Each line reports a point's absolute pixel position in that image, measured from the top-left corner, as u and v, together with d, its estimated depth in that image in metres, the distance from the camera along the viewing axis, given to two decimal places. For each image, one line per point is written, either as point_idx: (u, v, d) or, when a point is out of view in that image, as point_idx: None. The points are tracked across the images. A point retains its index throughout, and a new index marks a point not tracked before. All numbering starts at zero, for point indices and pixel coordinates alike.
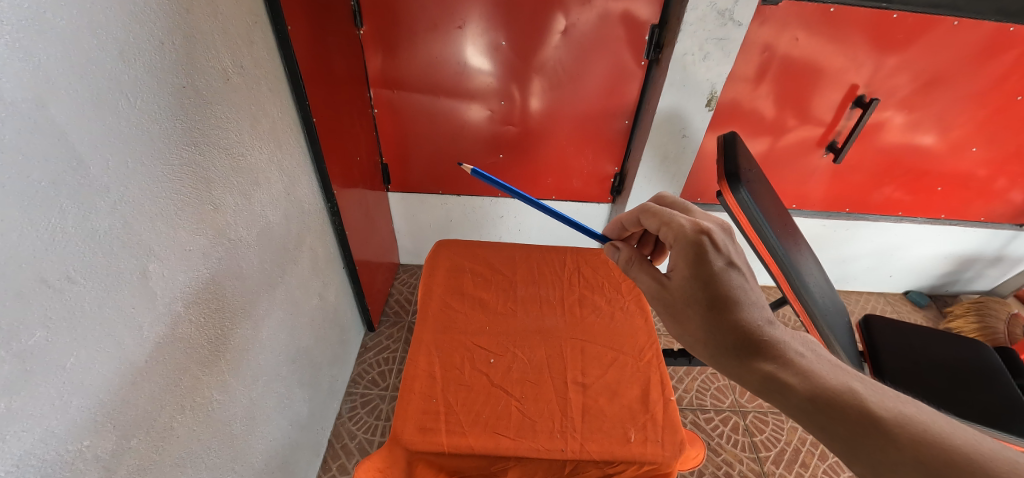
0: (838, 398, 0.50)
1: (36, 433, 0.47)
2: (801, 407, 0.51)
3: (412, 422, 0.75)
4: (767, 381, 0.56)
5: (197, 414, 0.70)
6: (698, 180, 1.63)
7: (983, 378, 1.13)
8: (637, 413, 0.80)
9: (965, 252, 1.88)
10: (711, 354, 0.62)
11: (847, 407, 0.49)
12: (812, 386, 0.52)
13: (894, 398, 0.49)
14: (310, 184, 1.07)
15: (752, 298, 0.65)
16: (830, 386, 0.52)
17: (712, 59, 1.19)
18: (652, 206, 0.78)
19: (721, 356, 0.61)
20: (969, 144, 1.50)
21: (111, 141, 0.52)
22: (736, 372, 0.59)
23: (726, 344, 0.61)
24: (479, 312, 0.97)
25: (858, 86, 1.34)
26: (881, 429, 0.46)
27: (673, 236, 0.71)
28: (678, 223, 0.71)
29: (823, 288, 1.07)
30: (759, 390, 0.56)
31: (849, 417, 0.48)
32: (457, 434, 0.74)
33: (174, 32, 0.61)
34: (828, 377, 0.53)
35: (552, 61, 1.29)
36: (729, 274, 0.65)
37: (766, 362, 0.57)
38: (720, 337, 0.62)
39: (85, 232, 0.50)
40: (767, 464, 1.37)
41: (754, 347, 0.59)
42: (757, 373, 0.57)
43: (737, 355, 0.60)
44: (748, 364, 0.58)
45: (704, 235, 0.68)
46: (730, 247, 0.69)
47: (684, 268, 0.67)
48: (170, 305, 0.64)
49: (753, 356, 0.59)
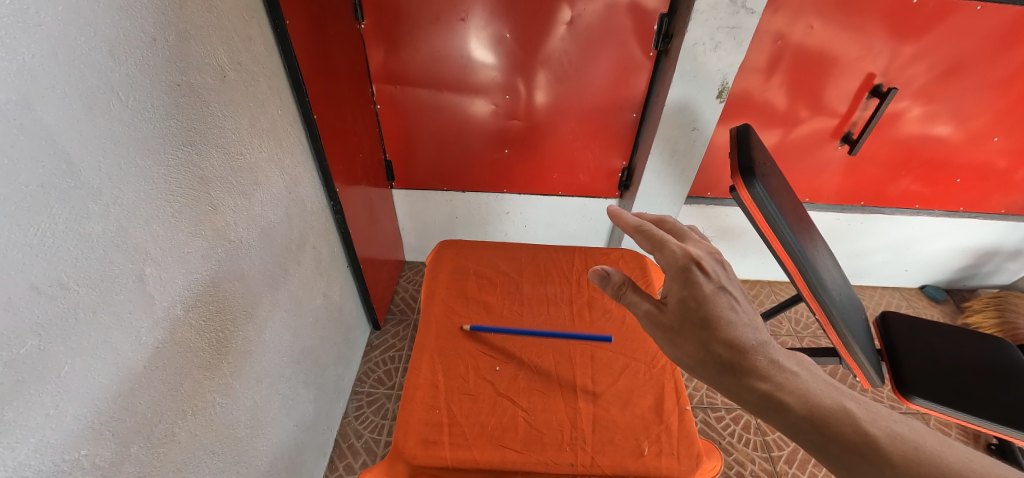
0: (833, 416, 0.49)
1: (30, 444, 0.45)
2: (798, 427, 0.49)
3: (414, 435, 0.74)
4: (765, 400, 0.53)
5: (199, 419, 0.69)
6: (708, 174, 1.59)
7: (1006, 376, 1.09)
8: (651, 424, 0.78)
9: (984, 246, 1.83)
10: (705, 374, 0.58)
11: (842, 426, 0.48)
12: (808, 404, 0.50)
13: (886, 416, 0.48)
14: (311, 182, 1.05)
15: (743, 315, 0.61)
16: (825, 404, 0.50)
17: (723, 49, 1.15)
18: (647, 224, 0.66)
19: (717, 376, 0.57)
20: (989, 134, 1.45)
21: (103, 141, 0.51)
22: (732, 391, 0.55)
23: (720, 364, 0.57)
24: (484, 316, 0.95)
25: (875, 75, 1.30)
26: (875, 447, 0.45)
27: (664, 264, 0.64)
28: (671, 249, 0.63)
29: (840, 284, 1.04)
30: (757, 409, 0.53)
31: (843, 435, 0.47)
32: (462, 448, 0.73)
33: (166, 29, 0.59)
34: (821, 395, 0.52)
35: (557, 53, 1.26)
36: (723, 297, 0.61)
37: (761, 381, 0.54)
38: (714, 356, 0.58)
39: (77, 236, 0.49)
40: (779, 463, 1.34)
41: (748, 366, 0.56)
42: (755, 393, 0.54)
43: (733, 373, 0.56)
44: (745, 383, 0.55)
45: (695, 261, 0.62)
46: (721, 272, 0.64)
47: (679, 294, 0.61)
48: (169, 309, 0.62)
49: (748, 374, 0.55)
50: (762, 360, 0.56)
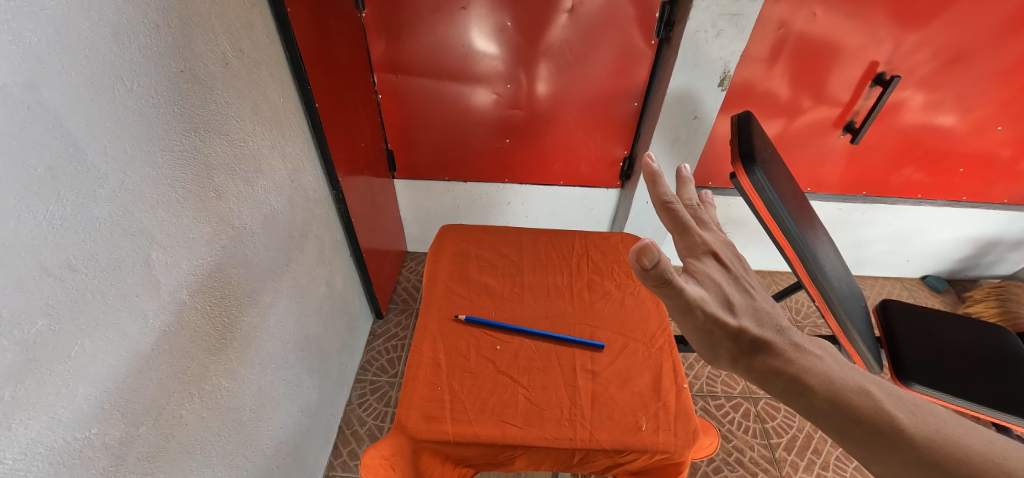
0: (855, 399, 0.46)
1: (43, 421, 0.47)
2: (822, 410, 0.47)
3: (417, 411, 0.73)
4: (789, 384, 0.50)
5: (206, 402, 0.70)
6: (710, 163, 1.59)
7: (1005, 363, 1.10)
8: (649, 401, 0.76)
9: (986, 236, 1.83)
10: (729, 358, 0.55)
11: (864, 408, 0.45)
12: (830, 387, 0.48)
13: (909, 399, 0.46)
14: (314, 171, 1.06)
15: (762, 299, 0.61)
16: (846, 386, 0.48)
17: (725, 36, 1.14)
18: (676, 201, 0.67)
19: (742, 360, 0.54)
20: (992, 123, 1.44)
21: (109, 126, 0.51)
22: (756, 376, 0.53)
23: (747, 348, 0.54)
24: (485, 298, 0.94)
25: (878, 63, 1.29)
26: (898, 430, 0.43)
27: (688, 249, 0.64)
28: (693, 235, 0.65)
29: (840, 271, 1.04)
30: (783, 394, 0.50)
31: (866, 416, 0.45)
32: (463, 423, 0.71)
33: (169, 15, 0.59)
34: (843, 377, 0.49)
35: (559, 41, 1.26)
36: (741, 283, 0.62)
37: (783, 362, 0.52)
38: (738, 337, 0.55)
39: (85, 220, 0.50)
40: (778, 450, 1.36)
41: (770, 350, 0.54)
42: (780, 378, 0.51)
43: (757, 358, 0.53)
44: (770, 368, 0.52)
45: (715, 250, 0.64)
46: (737, 264, 0.66)
47: (707, 272, 0.60)
48: (175, 293, 0.63)
49: (771, 357, 0.53)
50: (784, 342, 0.55)
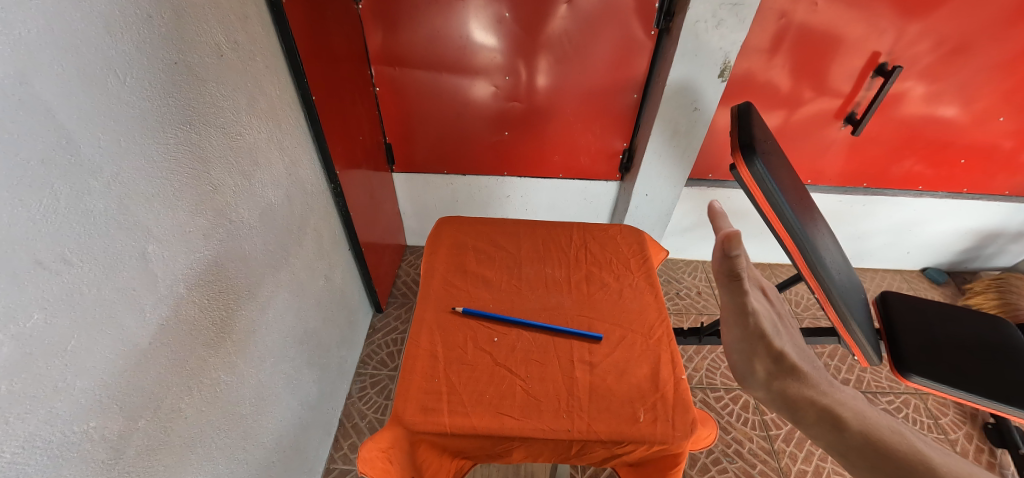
0: (888, 438, 0.48)
1: (40, 415, 0.47)
2: (854, 444, 0.48)
3: (414, 402, 0.72)
4: (823, 413, 0.52)
5: (205, 395, 0.71)
6: (709, 155, 1.58)
7: (1003, 354, 1.10)
8: (647, 393, 0.76)
9: (986, 228, 1.82)
10: (764, 374, 0.58)
11: (898, 449, 0.47)
12: (863, 422, 0.50)
13: (941, 450, 0.46)
14: (311, 164, 1.05)
15: (792, 341, 0.66)
16: (881, 427, 0.49)
17: (725, 26, 1.13)
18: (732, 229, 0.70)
19: (776, 378, 0.57)
20: (995, 114, 1.43)
21: (102, 118, 0.51)
22: (790, 397, 0.55)
23: (785, 370, 0.58)
24: (482, 290, 0.94)
25: (880, 53, 1.28)
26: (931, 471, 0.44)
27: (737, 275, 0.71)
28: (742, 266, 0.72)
29: (840, 262, 1.04)
30: (815, 419, 0.52)
31: (898, 455, 0.46)
32: (460, 415, 0.71)
33: (162, 6, 0.59)
34: (876, 418, 0.51)
35: (558, 33, 1.24)
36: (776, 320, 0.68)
37: (818, 391, 0.54)
38: (778, 358, 0.59)
39: (79, 213, 0.49)
40: (777, 442, 1.36)
41: (802, 376, 0.57)
42: (814, 404, 0.53)
43: (792, 379, 0.57)
44: (806, 393, 0.54)
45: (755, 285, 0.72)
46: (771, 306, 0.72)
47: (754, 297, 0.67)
48: (172, 287, 0.63)
49: (805, 384, 0.56)
50: (818, 376, 0.58)
